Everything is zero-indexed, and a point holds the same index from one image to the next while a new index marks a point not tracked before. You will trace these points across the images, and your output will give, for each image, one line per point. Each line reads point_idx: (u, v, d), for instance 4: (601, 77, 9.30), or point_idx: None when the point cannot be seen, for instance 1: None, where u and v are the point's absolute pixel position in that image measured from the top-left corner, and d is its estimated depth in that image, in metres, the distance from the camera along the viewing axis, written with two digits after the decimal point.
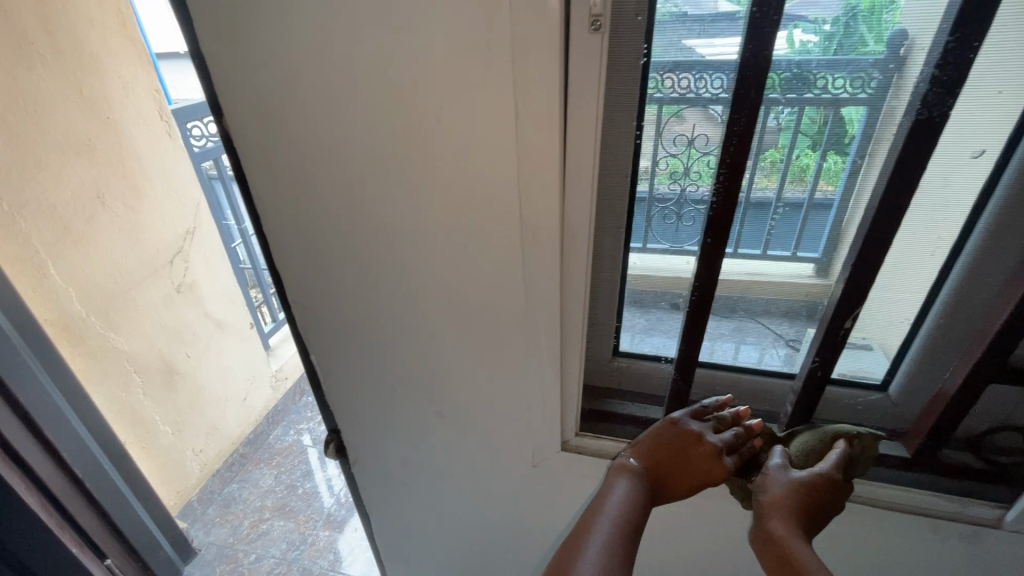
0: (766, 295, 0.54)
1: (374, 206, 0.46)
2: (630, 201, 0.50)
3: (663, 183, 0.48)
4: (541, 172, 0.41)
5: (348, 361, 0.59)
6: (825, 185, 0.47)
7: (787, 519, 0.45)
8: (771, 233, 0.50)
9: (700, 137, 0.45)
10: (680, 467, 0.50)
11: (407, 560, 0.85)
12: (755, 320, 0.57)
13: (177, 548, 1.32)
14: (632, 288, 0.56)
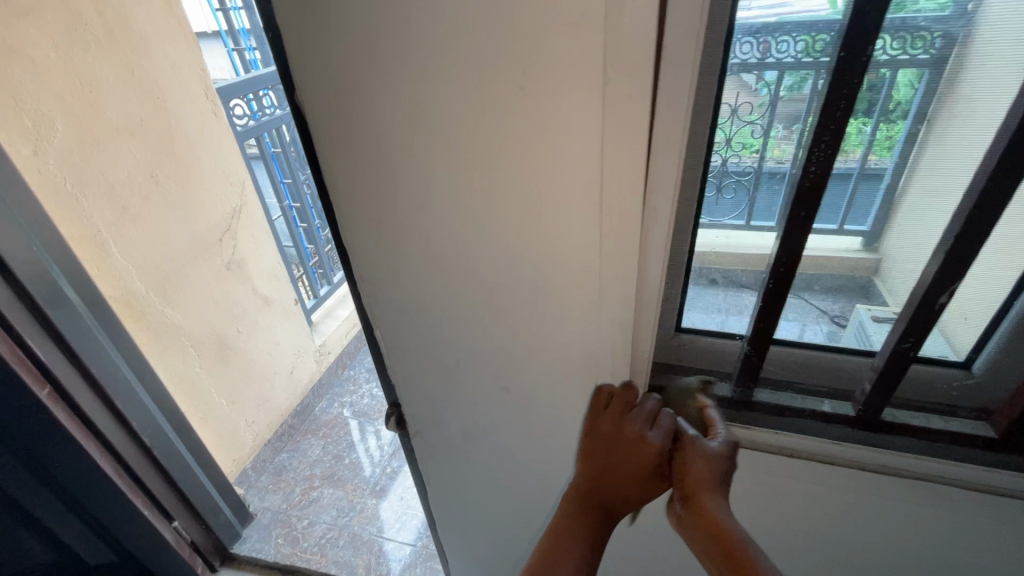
0: (808, 270, 0.54)
1: (447, 181, 0.46)
2: (704, 175, 0.49)
3: (737, 155, 0.48)
4: (627, 141, 0.40)
5: (413, 336, 0.60)
6: (876, 155, 0.46)
7: (709, 497, 0.48)
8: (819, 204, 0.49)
9: (744, 105, 0.45)
10: (613, 472, 0.54)
11: (461, 529, 0.87)
12: (803, 294, 0.56)
13: (236, 512, 1.38)
14: (697, 262, 0.55)
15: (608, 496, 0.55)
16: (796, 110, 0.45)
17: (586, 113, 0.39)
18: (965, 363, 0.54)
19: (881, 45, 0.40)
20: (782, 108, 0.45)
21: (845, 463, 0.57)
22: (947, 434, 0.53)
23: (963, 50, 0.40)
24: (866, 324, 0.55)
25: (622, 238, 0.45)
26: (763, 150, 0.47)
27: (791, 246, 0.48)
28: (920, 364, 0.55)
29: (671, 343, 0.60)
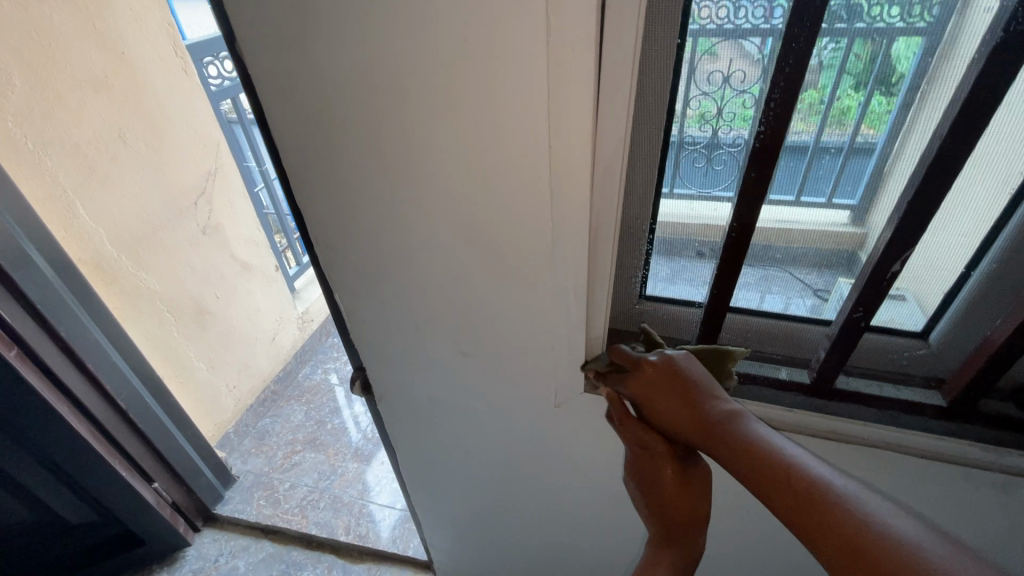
0: (794, 246, 0.51)
1: (393, 138, 0.44)
2: (662, 145, 0.47)
3: (694, 126, 0.46)
4: (575, 94, 0.38)
5: (371, 300, 0.60)
6: (867, 129, 0.43)
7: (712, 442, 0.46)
8: (804, 179, 0.46)
9: (737, 74, 0.42)
10: (663, 496, 0.55)
11: (431, 491, 0.89)
12: (777, 267, 0.53)
13: (218, 475, 1.40)
14: (661, 232, 0.53)
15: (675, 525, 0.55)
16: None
17: (531, 66, 0.37)
18: (923, 334, 0.53)
19: (827, 13, 0.37)
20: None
21: (794, 429, 0.56)
22: (896, 403, 0.54)
23: (960, 28, 0.37)
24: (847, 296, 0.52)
25: (573, 201, 0.44)
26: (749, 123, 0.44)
27: (743, 215, 0.48)
28: (874, 334, 0.55)
29: (634, 311, 0.60)
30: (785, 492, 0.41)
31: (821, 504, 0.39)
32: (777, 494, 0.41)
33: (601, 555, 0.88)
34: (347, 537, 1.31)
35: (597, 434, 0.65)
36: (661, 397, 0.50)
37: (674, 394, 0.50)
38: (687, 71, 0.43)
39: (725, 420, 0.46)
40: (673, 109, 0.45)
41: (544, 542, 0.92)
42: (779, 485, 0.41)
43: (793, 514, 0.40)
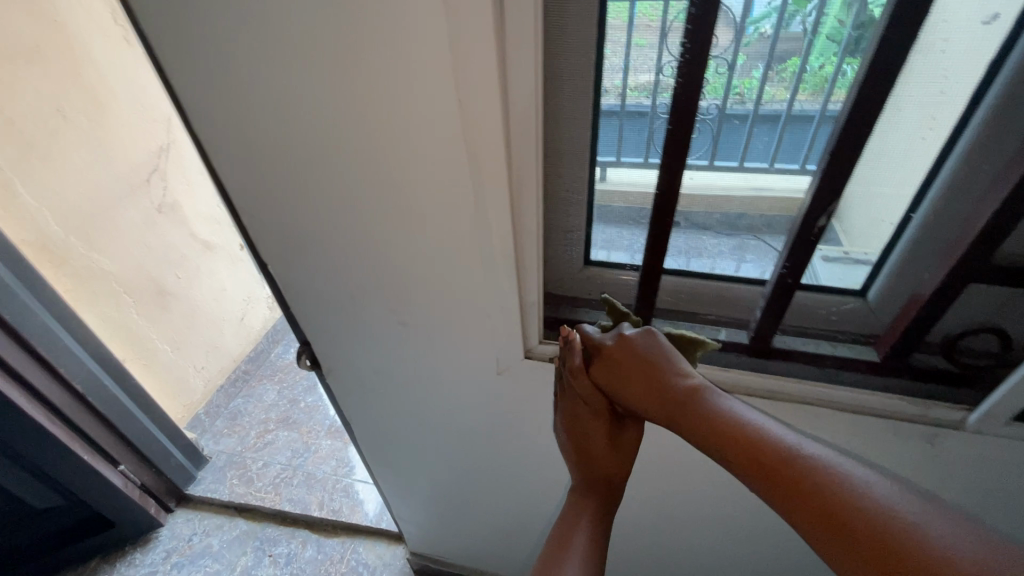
0: (744, 209, 0.52)
1: (300, 99, 0.42)
2: (595, 114, 0.48)
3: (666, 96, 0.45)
4: (478, 46, 0.36)
5: (305, 272, 0.58)
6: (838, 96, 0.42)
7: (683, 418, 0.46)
8: (779, 144, 0.47)
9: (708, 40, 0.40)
10: (595, 456, 0.58)
11: (391, 463, 0.88)
12: (719, 232, 0.54)
13: (188, 456, 1.39)
14: (600, 201, 0.54)
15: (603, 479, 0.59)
16: (763, 52, 0.41)
17: (427, 15, 0.34)
18: (862, 291, 0.53)
19: None
20: (778, 47, 0.41)
21: (732, 388, 0.55)
22: (833, 359, 0.54)
23: None
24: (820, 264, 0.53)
25: (492, 162, 0.42)
26: (725, 92, 0.44)
27: (669, 174, 0.46)
28: (806, 292, 0.55)
29: (582, 276, 0.59)
30: (767, 465, 0.40)
31: (802, 476, 0.39)
32: (757, 467, 0.41)
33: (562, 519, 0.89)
34: (320, 512, 1.31)
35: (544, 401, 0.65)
36: (628, 373, 0.49)
37: (639, 371, 0.49)
38: (625, 37, 0.42)
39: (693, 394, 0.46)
40: (603, 73, 0.45)
41: (508, 509, 0.92)
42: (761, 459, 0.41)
43: (765, 483, 0.40)
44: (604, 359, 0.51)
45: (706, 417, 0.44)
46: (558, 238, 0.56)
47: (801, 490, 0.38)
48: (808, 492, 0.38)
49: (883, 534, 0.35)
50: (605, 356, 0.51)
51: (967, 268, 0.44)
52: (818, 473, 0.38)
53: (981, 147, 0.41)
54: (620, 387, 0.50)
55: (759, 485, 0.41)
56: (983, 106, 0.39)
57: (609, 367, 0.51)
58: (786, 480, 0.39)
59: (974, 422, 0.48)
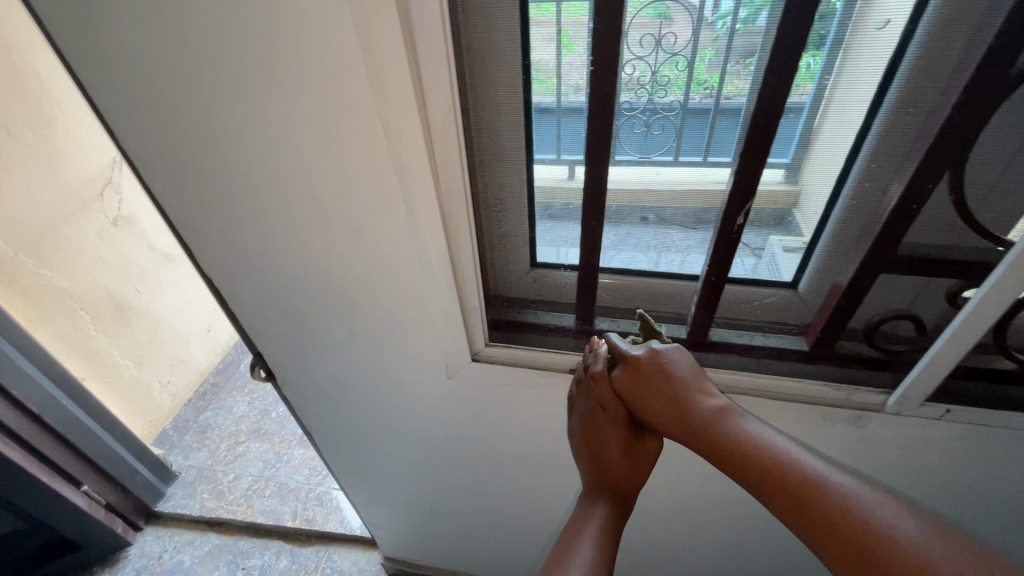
0: (671, 203, 0.52)
1: (224, 114, 0.42)
2: (525, 111, 0.48)
3: (628, 92, 0.45)
4: (390, 62, 0.37)
5: (249, 284, 0.58)
6: (800, 88, 0.41)
7: (710, 437, 0.47)
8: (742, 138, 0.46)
9: (668, 36, 0.41)
10: (607, 463, 0.58)
11: (356, 469, 0.88)
12: (651, 227, 0.55)
13: (156, 472, 1.37)
14: (541, 198, 0.54)
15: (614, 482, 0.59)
16: (729, 46, 0.41)
17: (337, 32, 0.35)
18: (792, 284, 0.55)
19: None
20: (741, 41, 0.41)
21: None
22: (766, 351, 0.56)
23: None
24: (777, 257, 0.53)
25: (417, 173, 0.43)
26: (686, 87, 0.45)
27: (596, 175, 0.49)
28: (735, 286, 0.56)
29: (529, 277, 0.60)
30: (791, 490, 0.43)
31: (824, 501, 0.42)
32: (782, 492, 0.44)
33: (528, 517, 0.90)
34: (294, 522, 1.31)
35: (497, 402, 0.66)
36: (655, 392, 0.50)
37: (668, 389, 0.49)
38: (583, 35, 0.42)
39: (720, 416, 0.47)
40: (530, 74, 0.46)
41: (475, 510, 0.93)
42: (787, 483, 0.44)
43: (790, 507, 0.43)
44: (631, 377, 0.51)
45: (735, 439, 0.46)
46: (498, 241, 0.57)
47: (827, 518, 0.42)
48: (830, 518, 0.42)
49: (895, 557, 0.39)
50: (630, 374, 0.51)
51: (876, 256, 0.46)
52: (838, 501, 0.42)
53: (883, 149, 0.43)
54: (644, 403, 0.51)
55: (784, 508, 0.44)
56: (883, 111, 0.41)
57: (634, 383, 0.51)
58: (811, 503, 0.42)
59: (893, 404, 0.51)
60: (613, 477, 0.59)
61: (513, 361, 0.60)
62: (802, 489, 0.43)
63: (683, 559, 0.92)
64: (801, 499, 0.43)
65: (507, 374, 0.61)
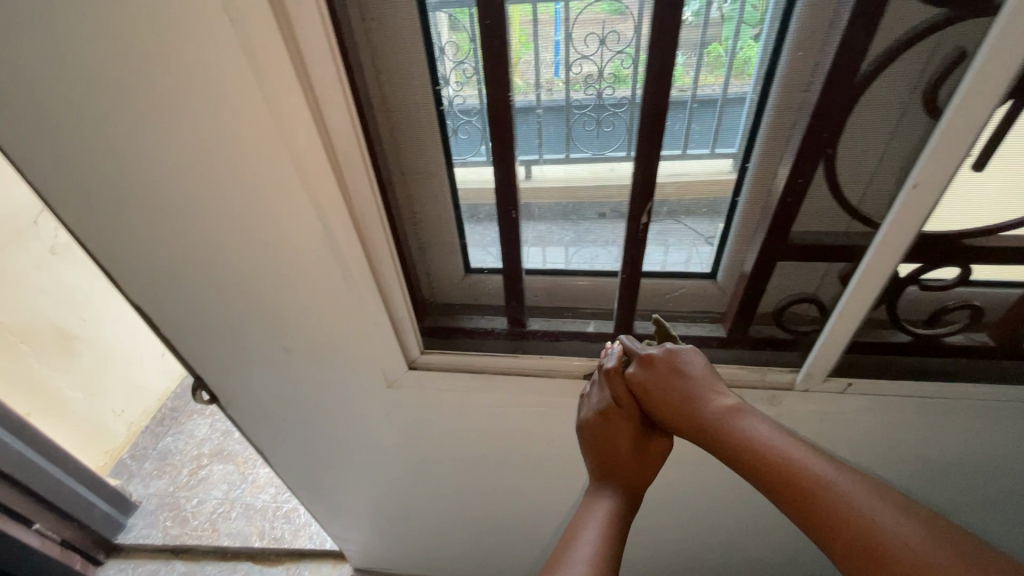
0: (592, 200, 0.55)
1: (128, 142, 0.42)
2: (439, 117, 0.49)
3: (578, 90, 0.48)
4: (283, 83, 0.38)
5: (178, 309, 0.57)
6: (738, 79, 0.44)
7: (725, 437, 0.46)
8: (688, 129, 0.47)
9: (611, 35, 0.44)
10: (614, 463, 0.56)
11: (314, 484, 0.88)
12: (568, 223, 0.58)
13: (115, 504, 1.32)
14: (466, 203, 0.56)
15: (620, 484, 0.56)
16: (693, 39, 0.42)
17: (228, 57, 0.37)
18: (712, 274, 0.58)
19: None
20: (706, 33, 0.42)
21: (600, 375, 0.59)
22: (688, 339, 0.58)
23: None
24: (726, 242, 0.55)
25: (325, 188, 0.44)
26: (633, 82, 0.47)
27: (505, 188, 0.48)
28: (652, 279, 0.59)
29: (464, 283, 0.62)
30: (806, 497, 0.42)
31: (838, 509, 0.41)
32: (797, 497, 0.43)
33: (490, 519, 0.91)
34: (262, 542, 1.29)
35: (441, 408, 0.66)
36: (670, 389, 0.49)
37: (683, 388, 0.49)
38: (549, 32, 0.44)
39: (735, 417, 0.47)
40: (439, 86, 0.47)
41: (438, 516, 0.94)
42: (801, 492, 0.43)
43: (797, 504, 0.43)
44: (646, 375, 0.51)
45: (752, 442, 0.45)
46: (427, 249, 0.59)
47: (842, 525, 0.41)
48: (840, 517, 0.41)
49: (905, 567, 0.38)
50: (645, 371, 0.51)
51: (777, 245, 0.49)
52: (847, 502, 0.41)
53: (770, 143, 0.46)
54: (657, 401, 0.50)
55: (800, 514, 0.43)
56: (768, 110, 0.44)
57: (649, 380, 0.50)
58: (825, 510, 0.42)
59: (801, 382, 0.55)
60: (620, 480, 0.56)
61: (449, 367, 0.61)
62: (810, 487, 0.42)
63: (642, 547, 0.95)
64: (815, 506, 0.42)
65: (445, 380, 0.62)
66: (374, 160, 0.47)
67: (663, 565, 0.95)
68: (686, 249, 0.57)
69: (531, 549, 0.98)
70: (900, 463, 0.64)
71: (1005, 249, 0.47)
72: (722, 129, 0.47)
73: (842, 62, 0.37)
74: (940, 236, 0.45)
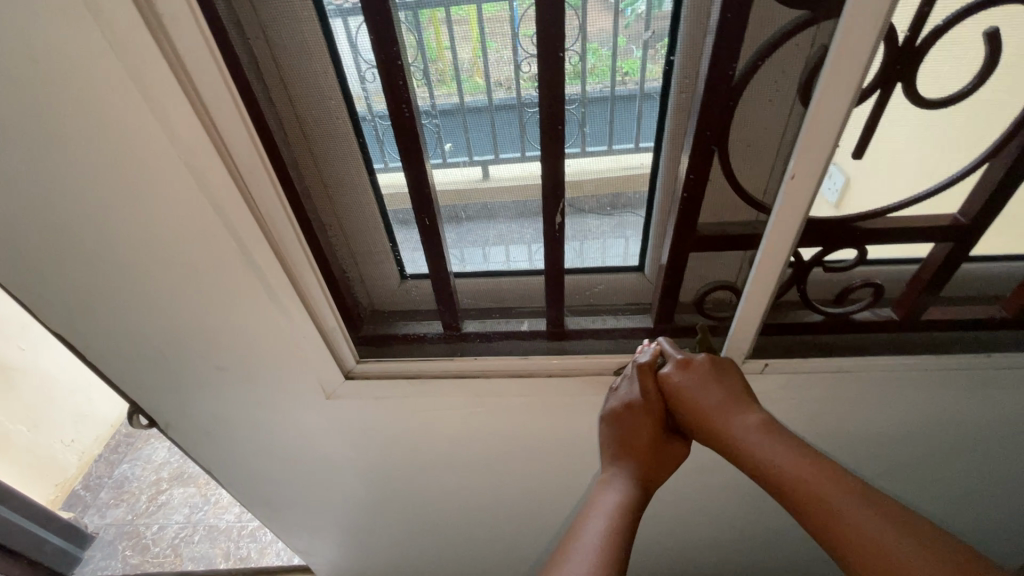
0: (514, 199, 0.56)
1: (26, 169, 0.42)
2: (353, 124, 0.49)
3: (528, 88, 0.48)
4: (176, 103, 0.39)
5: (101, 335, 0.56)
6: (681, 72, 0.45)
7: (755, 446, 0.48)
8: (641, 122, 0.49)
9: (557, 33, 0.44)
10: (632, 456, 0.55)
11: (269, 501, 0.87)
12: (512, 221, 0.58)
13: (68, 537, 1.28)
14: (395, 210, 0.56)
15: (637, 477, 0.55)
16: (640, 33, 0.43)
17: (119, 81, 0.37)
18: (638, 266, 0.60)
19: None
20: (653, 26, 0.43)
21: (537, 371, 0.61)
22: (618, 331, 0.60)
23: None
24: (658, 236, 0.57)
25: (233, 204, 0.44)
26: (584, 78, 0.46)
27: (419, 193, 0.49)
28: (578, 274, 0.61)
29: (401, 291, 0.62)
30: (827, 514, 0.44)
31: (857, 529, 0.42)
32: (819, 514, 0.44)
33: (452, 524, 0.91)
34: (227, 564, 1.26)
35: (385, 417, 0.67)
36: (705, 391, 0.50)
37: (719, 392, 0.50)
38: (505, 29, 0.45)
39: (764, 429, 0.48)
40: (353, 94, 0.47)
41: (399, 525, 0.93)
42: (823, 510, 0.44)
43: (819, 519, 0.44)
44: (682, 375, 0.52)
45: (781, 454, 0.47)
46: (360, 258, 0.59)
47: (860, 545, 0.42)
48: (858, 537, 0.42)
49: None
50: (683, 372, 0.52)
51: (690, 238, 0.50)
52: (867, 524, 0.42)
53: (674, 141, 0.49)
54: (691, 399, 0.51)
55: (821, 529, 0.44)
56: (670, 110, 0.47)
57: (684, 380, 0.51)
58: (843, 528, 0.43)
59: None
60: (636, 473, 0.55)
61: (388, 374, 0.62)
62: (827, 508, 0.44)
63: None
64: (837, 523, 0.43)
65: (385, 387, 0.62)
66: (283, 172, 0.47)
67: (625, 557, 0.97)
68: (610, 244, 0.59)
69: (496, 550, 0.98)
70: (828, 437, 0.67)
71: (896, 231, 0.49)
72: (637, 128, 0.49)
73: (717, 62, 0.38)
74: (827, 221, 0.49)
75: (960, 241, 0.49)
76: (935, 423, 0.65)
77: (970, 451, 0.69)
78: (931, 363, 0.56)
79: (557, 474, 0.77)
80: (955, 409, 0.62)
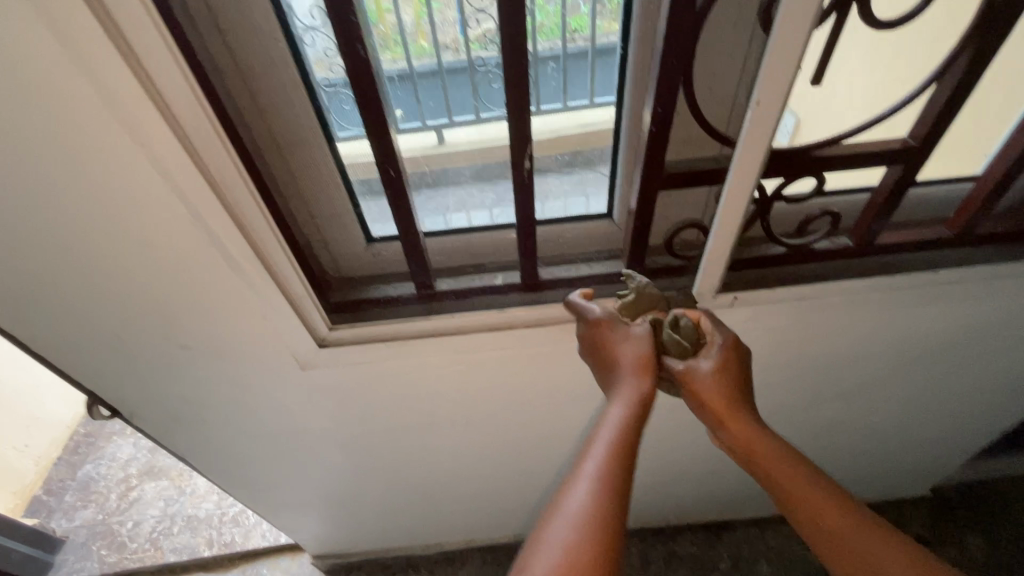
0: (474, 165, 0.57)
1: None
2: (306, 88, 0.47)
3: (476, 49, 0.48)
4: (102, 57, 0.35)
5: (46, 325, 0.52)
6: (609, 27, 0.47)
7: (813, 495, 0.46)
8: (593, 78, 0.51)
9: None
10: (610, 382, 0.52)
11: (249, 481, 0.85)
12: (475, 186, 0.59)
13: (36, 543, 1.22)
14: (360, 175, 0.56)
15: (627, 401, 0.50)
16: None
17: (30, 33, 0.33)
18: (609, 214, 0.60)
19: None
20: None
21: (515, 323, 0.61)
22: (592, 278, 0.60)
23: None
24: (621, 181, 0.56)
25: (182, 169, 0.41)
26: (537, 36, 0.49)
27: (383, 151, 0.47)
28: (551, 225, 0.60)
29: (369, 255, 0.60)
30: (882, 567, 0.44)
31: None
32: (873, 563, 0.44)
33: (439, 486, 0.92)
34: (212, 551, 1.24)
35: (364, 383, 0.65)
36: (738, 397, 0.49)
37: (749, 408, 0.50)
38: None
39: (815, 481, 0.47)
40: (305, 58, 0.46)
41: (386, 493, 0.93)
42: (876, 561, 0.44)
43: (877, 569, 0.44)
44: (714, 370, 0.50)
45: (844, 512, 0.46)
46: (323, 223, 0.57)
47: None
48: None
49: None
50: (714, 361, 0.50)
51: (659, 179, 0.50)
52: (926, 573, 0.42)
53: (636, 82, 0.48)
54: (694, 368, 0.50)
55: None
56: (627, 59, 0.48)
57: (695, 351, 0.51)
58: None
59: (695, 301, 0.59)
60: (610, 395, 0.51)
61: (361, 339, 0.60)
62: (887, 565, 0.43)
63: None
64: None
65: (360, 352, 0.61)
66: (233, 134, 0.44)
67: None
68: (576, 190, 0.59)
69: (484, 506, 1.00)
70: (794, 363, 0.71)
71: (854, 156, 0.51)
72: (586, 83, 0.52)
73: None
74: (787, 151, 0.50)
75: (910, 165, 0.51)
76: (889, 341, 0.69)
77: (920, 364, 0.74)
78: (886, 283, 0.60)
79: (540, 424, 0.78)
80: (908, 325, 0.66)
